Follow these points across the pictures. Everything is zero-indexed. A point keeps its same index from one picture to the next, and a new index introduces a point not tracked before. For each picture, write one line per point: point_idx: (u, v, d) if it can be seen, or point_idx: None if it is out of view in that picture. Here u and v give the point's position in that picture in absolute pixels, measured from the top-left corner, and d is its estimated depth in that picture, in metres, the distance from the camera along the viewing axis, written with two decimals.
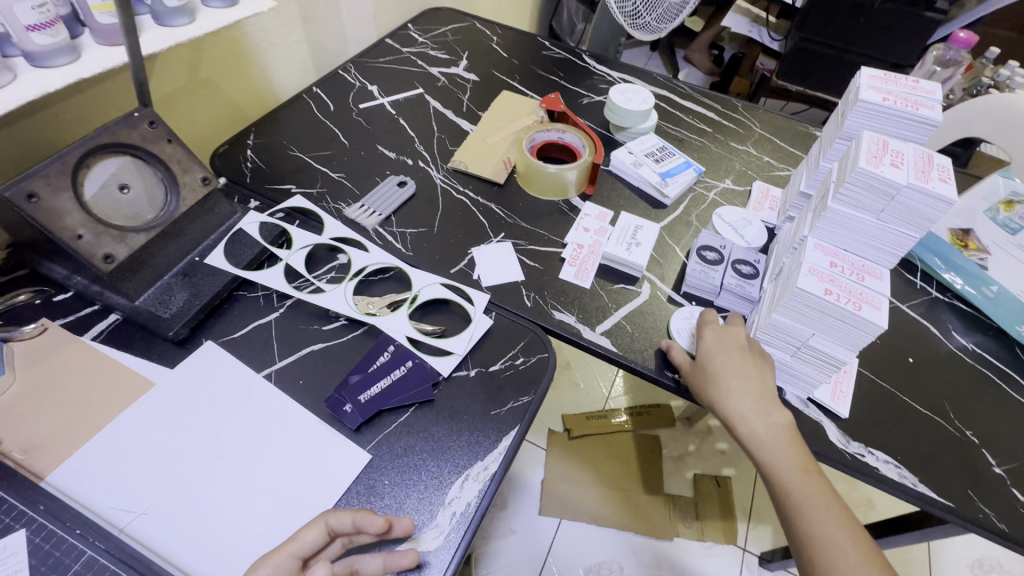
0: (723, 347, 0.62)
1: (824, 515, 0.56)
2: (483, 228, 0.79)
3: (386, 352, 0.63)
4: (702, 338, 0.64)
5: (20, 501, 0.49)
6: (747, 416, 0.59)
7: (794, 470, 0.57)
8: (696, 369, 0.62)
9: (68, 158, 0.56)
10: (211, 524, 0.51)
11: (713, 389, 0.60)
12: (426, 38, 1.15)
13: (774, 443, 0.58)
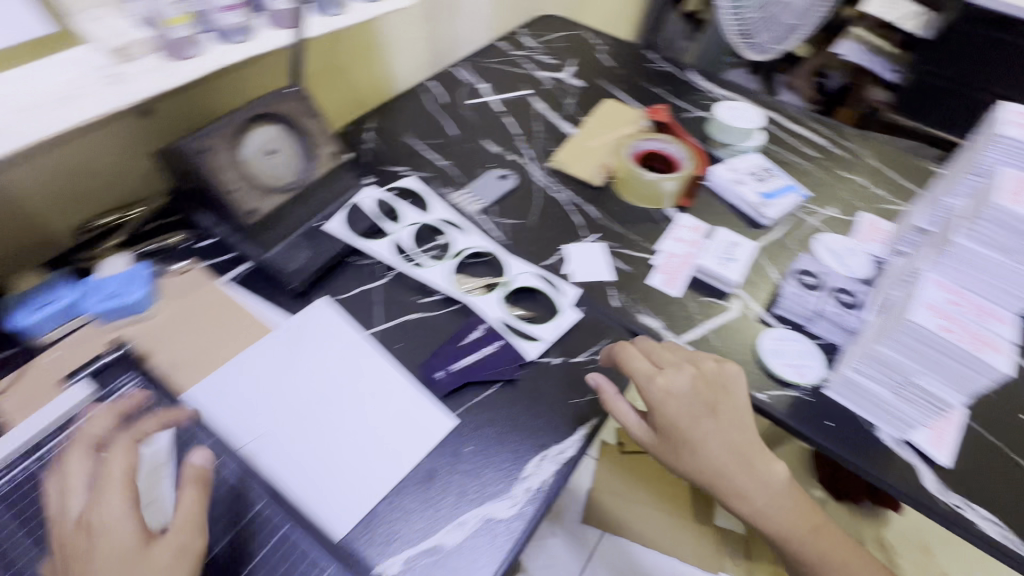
0: (677, 401, 0.58)
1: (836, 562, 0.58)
2: (577, 227, 0.81)
3: (479, 329, 0.66)
4: (649, 397, 0.59)
5: (164, 404, 0.55)
6: (745, 489, 0.58)
7: (801, 530, 0.59)
8: (663, 434, 0.59)
9: (230, 123, 0.64)
10: (311, 457, 0.55)
11: (689, 458, 0.58)
12: (536, 43, 1.20)
13: (777, 514, 0.58)
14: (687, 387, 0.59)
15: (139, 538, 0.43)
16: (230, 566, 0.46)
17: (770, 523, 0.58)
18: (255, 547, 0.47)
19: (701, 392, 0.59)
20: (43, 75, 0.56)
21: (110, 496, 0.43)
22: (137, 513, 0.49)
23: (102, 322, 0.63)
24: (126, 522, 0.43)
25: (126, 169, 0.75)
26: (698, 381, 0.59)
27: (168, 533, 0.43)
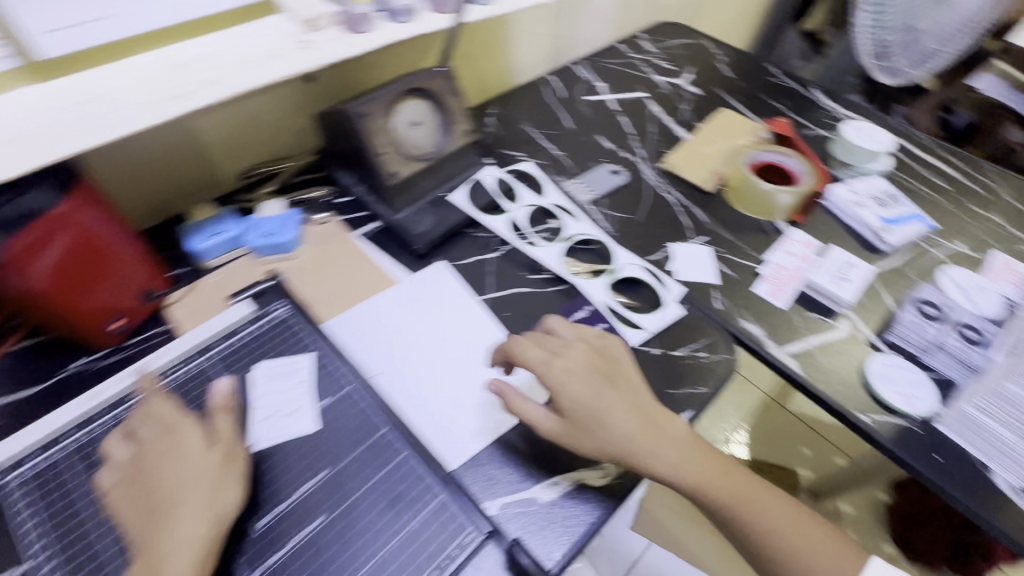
0: (576, 377, 0.56)
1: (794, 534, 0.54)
2: (684, 228, 0.83)
3: (584, 309, 0.69)
4: (555, 382, 0.56)
5: (311, 329, 0.62)
6: (657, 449, 0.54)
7: (735, 495, 0.56)
8: (572, 417, 0.55)
9: (390, 92, 0.70)
10: (424, 399, 0.60)
11: (599, 436, 0.54)
12: (655, 48, 1.22)
13: (709, 477, 0.56)
14: (581, 356, 0.58)
15: (201, 446, 0.48)
16: (357, 477, 0.51)
17: (716, 493, 0.55)
18: (379, 464, 0.52)
19: (586, 356, 0.58)
20: (248, 35, 0.65)
21: (177, 424, 0.49)
22: (282, 417, 0.55)
23: (259, 255, 0.73)
24: (184, 435, 0.49)
25: (285, 127, 0.84)
26: (590, 351, 0.59)
27: (222, 443, 0.49)
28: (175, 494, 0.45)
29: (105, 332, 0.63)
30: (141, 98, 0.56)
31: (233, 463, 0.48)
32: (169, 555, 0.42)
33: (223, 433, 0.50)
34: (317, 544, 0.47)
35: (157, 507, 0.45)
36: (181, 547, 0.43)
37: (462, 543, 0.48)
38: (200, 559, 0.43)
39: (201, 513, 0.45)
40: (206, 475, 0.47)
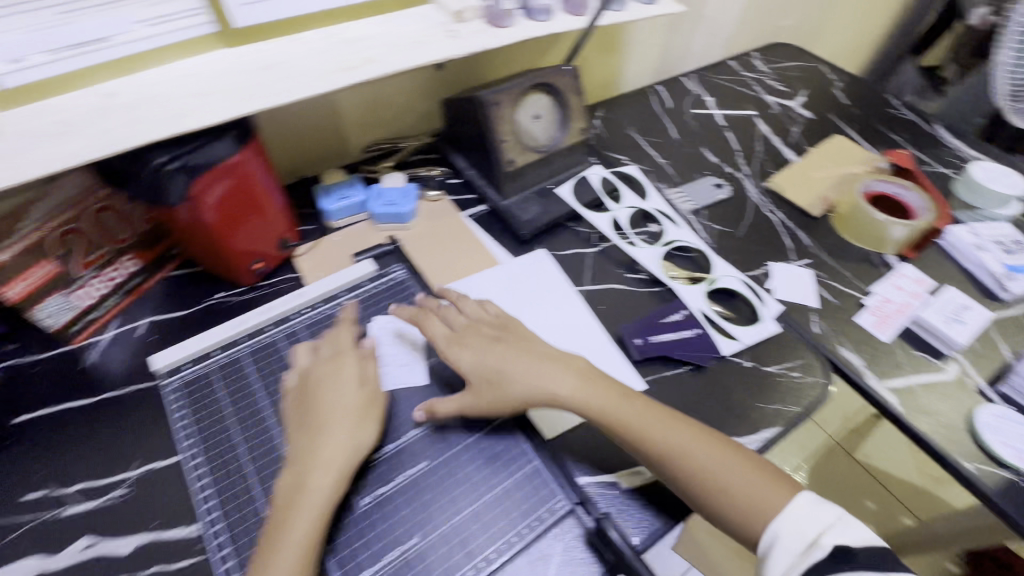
0: (470, 350, 0.58)
1: (719, 460, 0.52)
2: (785, 248, 0.82)
3: (679, 313, 0.71)
4: (450, 352, 0.58)
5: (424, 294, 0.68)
6: (549, 386, 0.55)
7: (650, 424, 0.54)
8: (473, 382, 0.56)
9: (520, 85, 0.75)
10: None
11: (506, 392, 0.55)
12: (768, 68, 1.21)
13: (626, 408, 0.54)
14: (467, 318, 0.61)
15: (356, 380, 0.55)
16: (459, 432, 0.55)
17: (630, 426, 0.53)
18: (480, 424, 0.56)
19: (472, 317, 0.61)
20: (404, 22, 0.71)
21: (345, 357, 0.56)
22: (397, 367, 0.60)
23: (378, 223, 0.79)
24: (348, 366, 0.56)
25: (411, 108, 0.91)
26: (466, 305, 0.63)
27: (371, 384, 0.55)
28: (329, 414, 0.51)
29: (246, 272, 0.71)
30: (310, 67, 0.63)
31: (374, 406, 0.54)
32: (311, 470, 0.48)
33: (373, 375, 0.56)
34: (420, 484, 0.51)
35: (310, 423, 0.51)
36: (323, 464, 0.48)
37: (551, 508, 0.51)
38: (338, 476, 0.48)
39: (344, 440, 0.50)
40: (354, 408, 0.52)
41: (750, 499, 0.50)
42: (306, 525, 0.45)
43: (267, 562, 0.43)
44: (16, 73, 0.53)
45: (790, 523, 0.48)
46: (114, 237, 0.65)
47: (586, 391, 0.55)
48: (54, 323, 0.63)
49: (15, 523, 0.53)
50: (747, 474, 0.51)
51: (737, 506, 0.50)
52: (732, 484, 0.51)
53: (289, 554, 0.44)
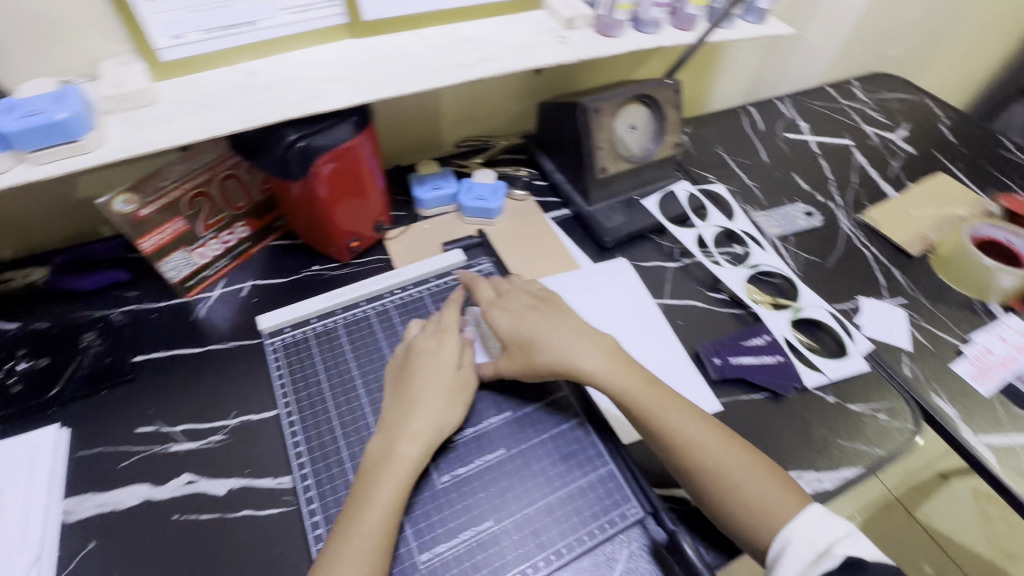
0: (511, 313, 0.60)
1: (736, 461, 0.51)
2: (878, 284, 0.79)
3: (761, 338, 0.69)
4: (490, 316, 0.61)
5: None
6: (580, 351, 0.56)
7: (660, 405, 0.54)
8: (507, 344, 0.58)
9: (621, 95, 0.76)
10: None
11: (539, 354, 0.57)
12: (868, 98, 1.16)
13: (651, 394, 0.54)
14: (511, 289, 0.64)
15: (452, 361, 0.56)
16: (537, 426, 0.56)
17: (650, 413, 0.53)
18: (557, 420, 0.57)
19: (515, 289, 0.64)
20: (517, 26, 0.73)
21: (444, 337, 0.58)
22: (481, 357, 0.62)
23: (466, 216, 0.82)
24: (447, 345, 0.57)
25: (504, 108, 0.94)
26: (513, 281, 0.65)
27: (465, 368, 0.57)
28: (423, 388, 0.54)
29: (343, 249, 0.75)
30: (429, 62, 0.66)
31: (463, 390, 0.56)
32: (399, 438, 0.50)
33: (467, 360, 0.58)
34: (497, 471, 0.53)
35: (404, 395, 0.54)
36: (412, 435, 0.51)
37: (623, 513, 0.51)
38: (423, 446, 0.51)
39: (432, 416, 0.52)
40: (445, 388, 0.54)
41: (758, 501, 0.49)
42: (392, 488, 0.47)
43: (357, 516, 0.46)
44: (177, 48, 0.59)
45: (801, 530, 0.47)
46: (232, 203, 0.70)
47: (615, 364, 0.56)
48: (175, 277, 0.69)
49: (128, 451, 0.57)
50: (762, 479, 0.50)
51: (746, 508, 0.49)
52: (740, 479, 0.50)
53: (376, 512, 0.46)
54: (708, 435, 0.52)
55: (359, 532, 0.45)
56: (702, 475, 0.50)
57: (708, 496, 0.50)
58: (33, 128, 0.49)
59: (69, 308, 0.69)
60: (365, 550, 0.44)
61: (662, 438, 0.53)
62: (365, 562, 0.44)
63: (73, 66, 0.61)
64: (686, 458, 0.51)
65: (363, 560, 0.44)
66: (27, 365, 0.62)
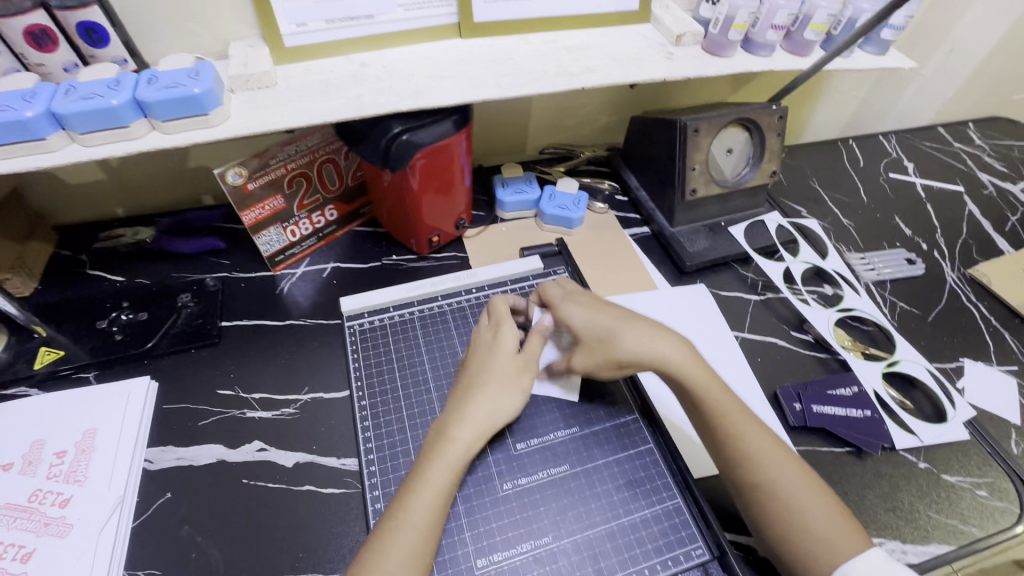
0: (588, 308, 0.58)
1: (802, 487, 0.48)
2: (986, 347, 0.72)
3: (850, 388, 0.64)
4: (563, 308, 0.59)
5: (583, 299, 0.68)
6: (665, 352, 0.55)
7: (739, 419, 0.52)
8: (585, 337, 0.56)
9: (724, 117, 0.73)
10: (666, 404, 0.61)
11: (625, 345, 0.55)
12: (986, 143, 1.07)
13: (724, 400, 0.53)
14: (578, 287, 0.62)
15: (512, 351, 0.56)
16: (603, 447, 0.55)
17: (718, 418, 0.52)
18: (625, 444, 0.55)
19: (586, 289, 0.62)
20: (622, 39, 0.72)
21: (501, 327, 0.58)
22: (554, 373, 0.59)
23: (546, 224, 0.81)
24: (506, 334, 0.57)
25: (593, 119, 0.93)
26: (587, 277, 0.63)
27: (527, 358, 0.56)
28: (484, 376, 0.54)
29: (423, 242, 0.76)
30: (534, 67, 0.67)
31: (521, 377, 0.54)
32: (455, 423, 0.50)
33: (530, 352, 0.56)
34: (559, 487, 0.52)
35: (463, 385, 0.54)
36: (466, 419, 0.50)
37: (688, 553, 0.49)
38: (476, 436, 0.50)
39: (486, 404, 0.52)
40: (504, 376, 0.54)
41: (822, 534, 0.46)
42: (445, 471, 0.47)
43: (409, 495, 0.46)
44: (298, 35, 0.62)
45: (864, 567, 0.44)
46: (326, 187, 0.73)
47: (698, 368, 0.54)
48: (267, 251, 0.71)
49: (208, 411, 0.60)
50: (827, 510, 0.47)
51: (809, 539, 0.46)
52: (806, 508, 0.47)
53: (428, 494, 0.46)
54: (778, 454, 0.50)
55: (409, 511, 0.45)
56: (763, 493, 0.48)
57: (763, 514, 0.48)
58: (169, 99, 0.53)
59: (168, 268, 0.74)
60: (415, 531, 0.44)
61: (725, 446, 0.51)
62: (413, 545, 0.44)
63: (205, 44, 0.65)
64: (750, 471, 0.49)
65: (410, 540, 0.44)
66: (128, 317, 0.67)
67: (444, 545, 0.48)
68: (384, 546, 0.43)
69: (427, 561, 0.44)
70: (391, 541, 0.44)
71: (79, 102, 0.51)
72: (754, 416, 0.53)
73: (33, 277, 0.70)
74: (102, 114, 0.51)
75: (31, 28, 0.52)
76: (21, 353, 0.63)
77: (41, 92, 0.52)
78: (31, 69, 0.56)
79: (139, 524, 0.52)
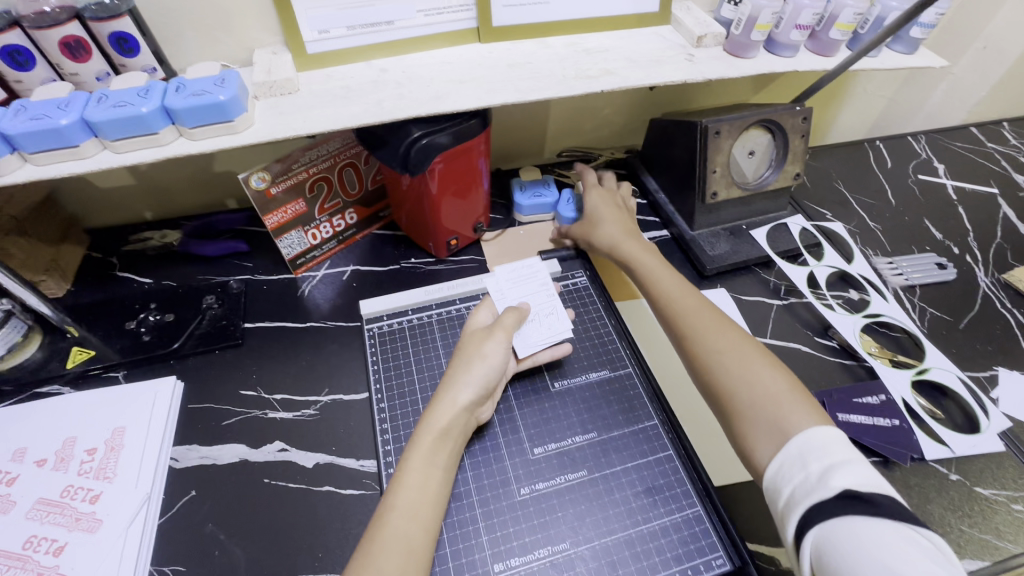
0: (603, 203, 0.73)
1: (760, 374, 0.51)
2: (1022, 356, 0.69)
3: (876, 396, 0.63)
4: (590, 200, 0.74)
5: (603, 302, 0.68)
6: (638, 259, 0.65)
7: (692, 314, 0.58)
8: (597, 217, 0.71)
9: (746, 119, 0.72)
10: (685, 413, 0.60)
11: (607, 235, 0.69)
12: (1021, 143, 1.04)
13: (689, 307, 0.58)
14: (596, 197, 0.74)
15: (483, 323, 0.58)
16: (622, 453, 0.54)
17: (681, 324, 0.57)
18: (644, 450, 0.54)
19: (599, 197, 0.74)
20: (641, 41, 0.72)
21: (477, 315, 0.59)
22: (543, 317, 0.61)
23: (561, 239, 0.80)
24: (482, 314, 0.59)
25: (611, 121, 0.93)
26: (604, 193, 0.75)
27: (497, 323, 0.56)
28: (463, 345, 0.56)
29: (441, 245, 0.76)
30: (553, 71, 0.67)
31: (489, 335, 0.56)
32: (435, 411, 0.51)
33: (500, 321, 0.57)
34: (577, 492, 0.51)
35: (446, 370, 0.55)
36: (444, 408, 0.51)
37: (708, 563, 0.48)
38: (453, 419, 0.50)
39: (459, 377, 0.52)
40: (468, 350, 0.54)
41: (769, 403, 0.49)
42: (425, 456, 0.48)
43: (400, 480, 0.47)
44: (320, 42, 0.63)
45: (805, 439, 0.45)
46: (347, 191, 0.74)
47: (667, 282, 0.62)
48: (288, 254, 0.73)
49: (231, 411, 0.62)
50: (773, 381, 0.50)
51: (756, 411, 0.49)
52: (753, 382, 0.50)
53: (416, 479, 0.47)
54: (739, 348, 0.53)
55: (399, 495, 0.46)
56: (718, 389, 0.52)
57: (726, 416, 0.51)
58: (196, 106, 0.54)
59: (194, 269, 0.76)
60: (408, 516, 0.45)
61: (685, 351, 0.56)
62: (410, 530, 0.44)
63: (231, 52, 0.67)
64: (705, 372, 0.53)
65: (406, 526, 0.45)
66: (156, 318, 0.69)
67: (461, 547, 0.48)
68: (379, 529, 0.44)
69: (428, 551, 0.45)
70: (383, 527, 0.44)
71: (110, 110, 0.52)
72: (712, 308, 0.58)
73: (66, 278, 0.72)
74: (132, 121, 0.53)
75: (66, 39, 0.54)
76: (55, 352, 0.65)
77: (75, 100, 0.54)
78: (66, 78, 0.57)
79: (164, 520, 0.54)
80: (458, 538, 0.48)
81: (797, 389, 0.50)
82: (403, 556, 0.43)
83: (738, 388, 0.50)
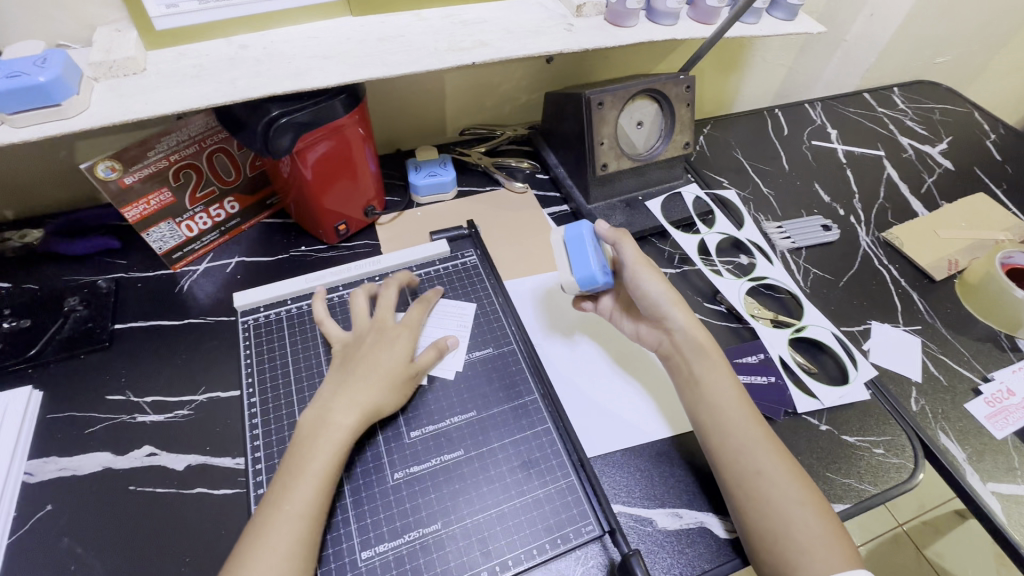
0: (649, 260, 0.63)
1: (806, 503, 0.48)
2: (893, 308, 0.73)
3: (755, 356, 0.65)
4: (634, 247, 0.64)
5: (491, 281, 0.68)
6: (692, 340, 0.57)
7: (748, 420, 0.52)
8: (654, 270, 0.61)
9: (630, 89, 0.71)
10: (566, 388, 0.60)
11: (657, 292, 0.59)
12: (909, 107, 1.09)
13: (743, 423, 0.52)
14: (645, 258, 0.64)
15: (402, 358, 0.54)
16: (500, 430, 0.54)
17: (730, 440, 0.51)
18: (523, 426, 0.54)
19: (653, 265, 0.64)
20: (521, 12, 0.70)
21: (403, 339, 0.56)
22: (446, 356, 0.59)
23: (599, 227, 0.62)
24: (406, 336, 0.56)
25: (512, 96, 0.91)
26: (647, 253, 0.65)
27: (418, 365, 0.55)
28: (364, 355, 0.54)
29: (330, 232, 0.74)
30: (425, 43, 0.64)
31: (408, 387, 0.54)
32: (333, 410, 0.49)
33: (422, 362, 0.55)
34: (452, 473, 0.51)
35: (347, 375, 0.52)
36: (346, 406, 0.49)
37: (579, 530, 0.48)
38: (350, 418, 0.49)
39: (358, 382, 0.51)
40: (382, 377, 0.52)
41: (813, 538, 0.46)
42: (324, 458, 0.46)
43: (288, 484, 0.45)
44: (169, 17, 0.58)
45: None
46: (221, 178, 0.70)
47: (720, 374, 0.55)
48: (160, 247, 0.69)
49: (95, 418, 0.58)
50: (819, 513, 0.47)
51: (799, 543, 0.46)
52: (800, 514, 0.47)
53: (304, 484, 0.45)
54: (789, 473, 0.49)
55: (290, 500, 0.45)
56: (764, 523, 0.47)
57: (768, 539, 0.47)
58: (10, 88, 0.49)
59: (60, 270, 0.70)
60: (295, 519, 0.44)
61: (731, 471, 0.50)
62: (295, 536, 0.43)
63: (70, 30, 0.61)
64: (755, 486, 0.49)
65: (291, 530, 0.43)
66: (10, 325, 0.63)
67: (328, 541, 0.47)
68: (259, 540, 0.42)
69: (311, 551, 0.44)
70: (266, 533, 0.43)
71: None
72: (760, 416, 0.54)
73: None
74: None
75: None
76: None
77: None
78: None
79: (15, 538, 0.50)
80: (327, 528, 0.47)
81: (835, 523, 0.48)
82: (278, 565, 0.41)
83: (786, 514, 0.47)
